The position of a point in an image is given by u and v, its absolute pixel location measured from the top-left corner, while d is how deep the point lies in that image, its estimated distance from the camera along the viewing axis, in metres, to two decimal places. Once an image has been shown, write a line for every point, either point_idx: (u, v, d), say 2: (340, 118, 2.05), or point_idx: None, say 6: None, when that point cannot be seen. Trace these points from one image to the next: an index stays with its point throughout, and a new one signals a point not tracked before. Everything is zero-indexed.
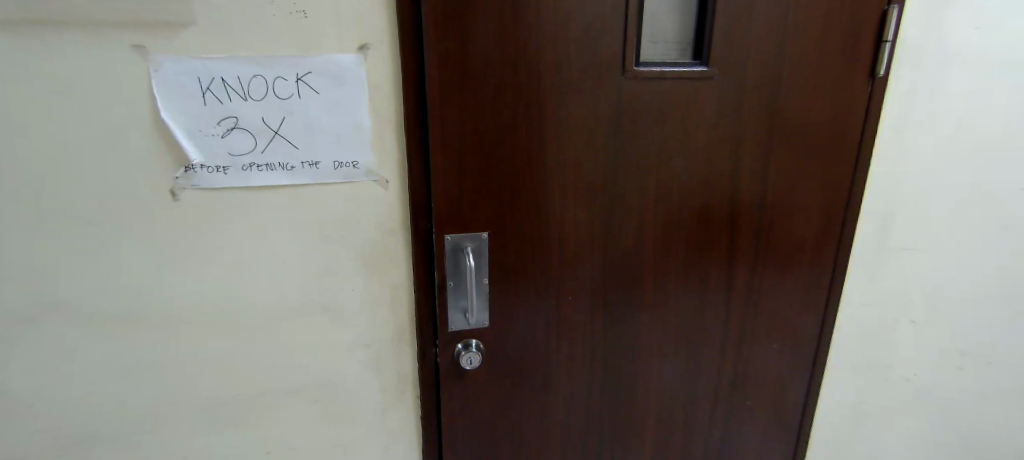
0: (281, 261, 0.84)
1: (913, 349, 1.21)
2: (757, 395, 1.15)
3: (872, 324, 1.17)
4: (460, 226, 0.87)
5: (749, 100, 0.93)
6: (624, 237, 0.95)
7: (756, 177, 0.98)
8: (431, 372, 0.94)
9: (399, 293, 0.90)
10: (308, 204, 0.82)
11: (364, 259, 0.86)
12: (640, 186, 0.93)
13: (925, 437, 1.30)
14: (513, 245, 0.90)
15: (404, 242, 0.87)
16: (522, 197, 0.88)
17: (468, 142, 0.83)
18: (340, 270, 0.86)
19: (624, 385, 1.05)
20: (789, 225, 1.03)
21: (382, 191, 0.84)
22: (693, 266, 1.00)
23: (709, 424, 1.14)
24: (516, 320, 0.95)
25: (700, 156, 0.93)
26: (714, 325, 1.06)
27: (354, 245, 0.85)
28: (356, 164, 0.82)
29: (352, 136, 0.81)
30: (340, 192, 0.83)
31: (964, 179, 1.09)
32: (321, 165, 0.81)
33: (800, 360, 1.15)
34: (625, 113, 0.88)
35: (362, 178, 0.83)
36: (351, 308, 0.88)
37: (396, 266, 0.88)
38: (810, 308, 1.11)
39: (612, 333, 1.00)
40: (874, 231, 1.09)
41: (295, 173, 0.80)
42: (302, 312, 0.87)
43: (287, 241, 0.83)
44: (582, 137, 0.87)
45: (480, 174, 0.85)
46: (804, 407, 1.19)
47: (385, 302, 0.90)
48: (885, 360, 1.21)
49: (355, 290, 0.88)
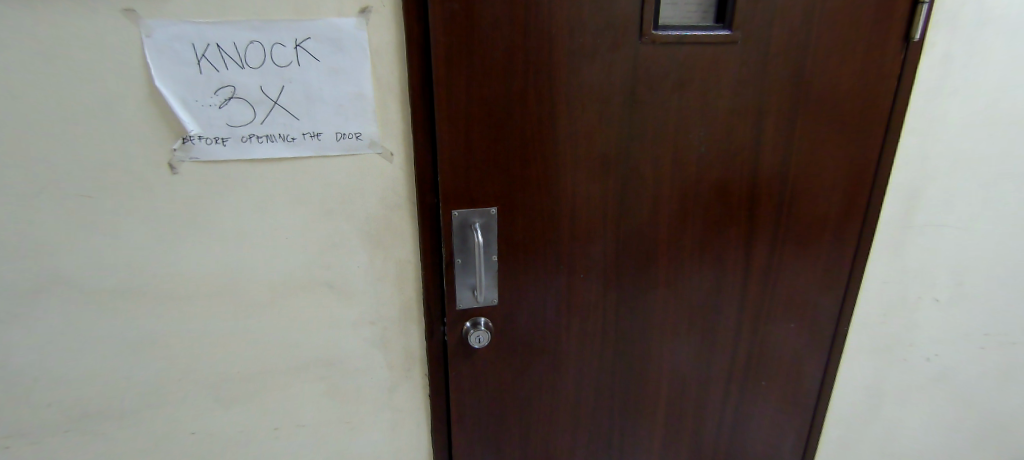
0: (283, 236, 0.81)
1: (934, 329, 1.17)
2: (772, 376, 1.12)
3: (894, 303, 1.13)
4: (467, 200, 0.84)
5: (774, 67, 0.87)
6: (637, 212, 0.91)
7: (778, 150, 0.93)
8: (439, 349, 0.93)
9: (405, 270, 0.87)
10: (310, 178, 0.79)
11: (370, 235, 0.84)
12: (657, 160, 0.88)
13: (943, 419, 1.27)
14: (523, 220, 0.87)
15: (411, 216, 0.84)
16: (533, 170, 0.84)
17: (475, 110, 0.79)
18: (344, 246, 0.84)
19: (636, 365, 1.02)
20: (811, 201, 0.99)
21: (386, 164, 0.81)
22: (710, 243, 0.97)
23: (722, 405, 1.12)
24: (525, 297, 0.92)
25: (719, 127, 0.89)
26: (730, 303, 1.02)
27: (358, 220, 0.83)
28: (360, 134, 0.79)
29: (354, 106, 0.77)
30: (343, 164, 0.80)
31: (999, 151, 1.04)
32: (323, 136, 0.78)
33: (817, 340, 1.11)
34: (641, 81, 0.83)
35: (365, 150, 0.79)
36: (356, 284, 0.86)
37: (403, 242, 0.86)
38: (830, 287, 1.07)
39: (624, 312, 0.97)
40: (901, 207, 1.04)
41: (295, 145, 0.77)
42: (307, 290, 0.85)
43: (290, 216, 0.80)
44: (596, 106, 0.83)
45: (488, 147, 0.81)
46: (820, 387, 1.16)
47: (391, 279, 0.87)
48: (906, 340, 1.18)
49: (360, 266, 0.85)
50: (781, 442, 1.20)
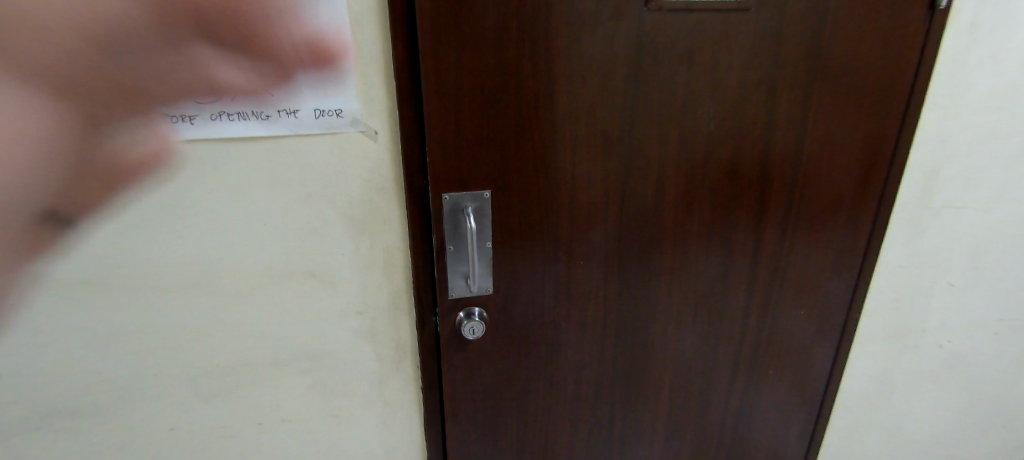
0: (261, 222, 0.76)
1: (948, 315, 1.13)
2: (779, 365, 1.08)
3: (907, 289, 1.09)
4: (458, 183, 0.78)
5: (790, 36, 0.81)
6: (642, 195, 0.85)
7: (792, 127, 0.87)
8: (431, 342, 0.87)
9: (393, 258, 0.82)
10: (288, 159, 0.73)
11: (355, 221, 0.78)
12: (663, 138, 0.82)
13: (953, 407, 1.23)
14: (519, 204, 0.81)
15: (399, 201, 0.79)
16: (529, 149, 0.78)
17: (466, 84, 0.73)
18: (327, 233, 0.78)
19: (638, 355, 0.98)
20: (825, 183, 0.93)
21: (371, 144, 0.75)
22: (717, 227, 0.91)
23: (727, 395, 1.07)
24: (523, 285, 0.87)
25: (730, 102, 0.82)
26: (738, 290, 0.97)
27: (342, 205, 0.77)
28: (341, 111, 0.72)
29: (334, 80, 0.71)
30: (324, 144, 0.73)
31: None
32: (301, 114, 0.71)
33: (826, 327, 1.07)
34: (646, 52, 0.77)
35: (347, 128, 0.73)
36: (341, 273, 0.81)
37: (391, 228, 0.80)
38: (842, 272, 1.02)
39: (626, 300, 0.92)
40: (919, 189, 0.99)
41: (270, 123, 0.71)
42: (289, 279, 0.79)
43: (267, 200, 0.75)
44: (598, 81, 0.77)
45: (481, 125, 0.75)
46: (828, 375, 1.12)
47: (378, 268, 0.82)
48: (918, 326, 1.13)
49: (344, 254, 0.80)
50: (787, 433, 1.16)
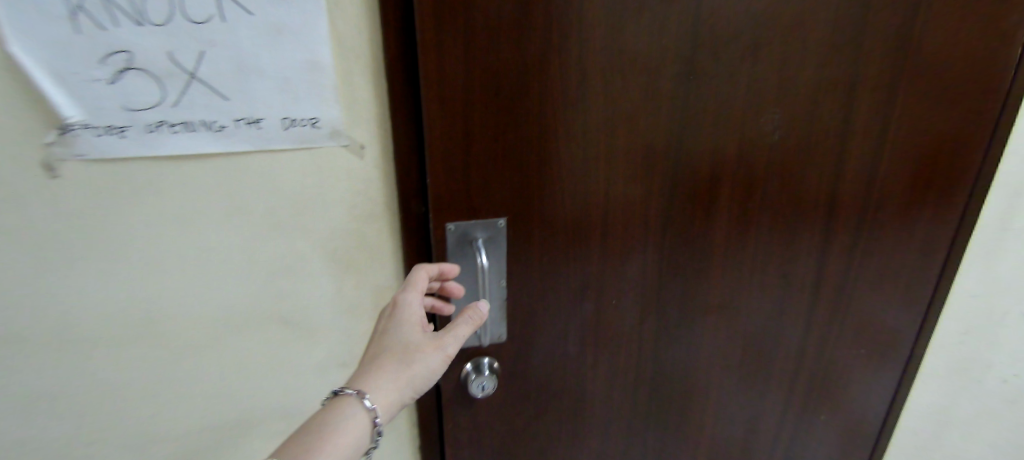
0: (217, 258, 0.60)
1: (1022, 348, 0.98)
2: (833, 409, 0.93)
3: (980, 320, 0.94)
4: (466, 210, 0.62)
5: (879, 27, 0.65)
6: (688, 219, 0.70)
7: (871, 138, 0.71)
8: (432, 396, 0.73)
9: (384, 298, 0.66)
10: (249, 180, 0.58)
11: (336, 255, 0.63)
12: (717, 152, 0.67)
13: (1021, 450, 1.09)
14: (540, 234, 0.66)
15: (391, 229, 0.63)
16: (555, 168, 0.62)
17: (477, 85, 0.56)
18: (302, 270, 0.63)
19: (676, 404, 0.83)
20: (904, 205, 0.78)
21: (356, 160, 0.59)
22: (775, 256, 0.76)
23: (773, 444, 0.93)
24: (542, 329, 0.71)
25: (801, 109, 0.67)
26: (793, 328, 0.83)
27: (320, 236, 0.61)
28: (316, 121, 0.56)
29: (307, 81, 0.55)
30: (296, 162, 0.58)
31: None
32: (265, 124, 0.56)
33: (887, 366, 0.93)
34: (703, 45, 0.61)
35: (324, 142, 0.58)
36: (320, 318, 0.66)
37: (382, 263, 0.65)
38: (911, 304, 0.87)
39: (665, 344, 0.77)
40: (1003, 208, 0.84)
41: (226, 136, 0.55)
42: (254, 327, 0.64)
43: (224, 232, 0.59)
44: (643, 82, 0.61)
45: (495, 138, 0.59)
46: (884, 417, 0.98)
47: (365, 310, 0.67)
48: (988, 361, 0.99)
49: (324, 295, 0.65)
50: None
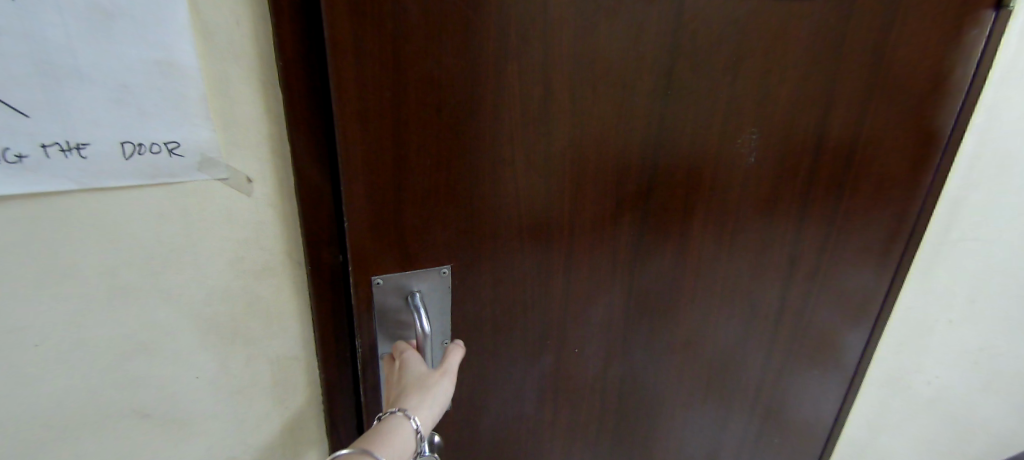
0: (24, 352, 0.40)
1: (950, 355, 0.97)
2: (788, 433, 0.89)
3: (912, 332, 0.92)
4: (398, 260, 0.47)
5: (852, 38, 0.59)
6: (657, 252, 0.60)
7: (839, 155, 0.66)
8: None
9: (290, 372, 0.50)
10: (72, 232, 0.39)
11: (217, 324, 0.46)
12: (691, 175, 0.58)
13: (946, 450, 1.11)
14: (494, 285, 0.52)
15: (295, 285, 0.47)
16: (511, 202, 0.49)
17: (413, 101, 0.43)
18: (169, 352, 0.44)
19: (639, 446, 0.75)
20: (863, 223, 0.74)
21: (240, 198, 0.43)
22: (741, 284, 0.69)
23: None
24: (495, 392, 0.58)
25: (776, 125, 0.60)
26: (755, 356, 0.77)
27: (193, 302, 0.44)
28: (177, 146, 0.39)
29: (159, 89, 0.37)
30: (148, 204, 0.40)
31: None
32: (96, 151, 0.37)
33: (830, 386, 0.88)
34: (680, 54, 0.51)
35: (189, 175, 0.40)
36: (195, 414, 0.47)
37: (284, 329, 0.48)
38: (855, 323, 0.83)
39: (629, 387, 0.68)
40: (948, 224, 0.82)
41: (26, 172, 0.36)
42: (93, 442, 0.44)
43: (31, 311, 0.39)
44: (613, 97, 0.50)
45: (437, 168, 0.45)
46: (826, 437, 0.94)
47: (264, 391, 0.50)
48: (927, 373, 0.98)
49: (201, 382, 0.47)
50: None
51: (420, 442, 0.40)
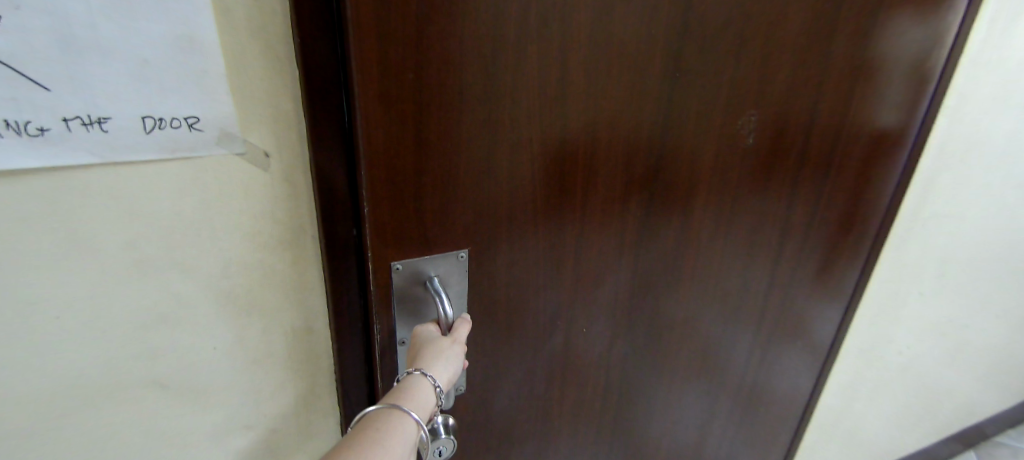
0: (38, 330, 0.39)
1: (919, 328, 1.04)
2: (770, 408, 0.93)
3: (885, 306, 0.97)
4: (416, 245, 0.47)
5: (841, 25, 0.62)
6: (661, 234, 0.62)
7: (824, 139, 0.69)
8: None
9: (307, 348, 0.51)
10: (90, 208, 0.37)
11: (236, 302, 0.45)
12: (695, 159, 0.60)
13: (915, 418, 1.19)
14: (508, 269, 0.53)
15: (312, 262, 0.48)
16: (528, 185, 0.50)
17: (434, 82, 0.42)
18: (188, 329, 0.44)
19: (637, 423, 0.77)
20: (846, 205, 0.78)
21: (259, 174, 0.42)
22: (736, 263, 0.72)
23: (720, 446, 0.92)
24: (507, 374, 0.59)
25: (775, 107, 0.62)
26: (744, 333, 0.80)
27: (212, 279, 0.43)
28: (198, 121, 0.39)
29: (180, 62, 0.37)
30: (166, 179, 0.39)
31: (1020, 129, 0.90)
32: (116, 125, 0.36)
33: (815, 360, 0.93)
34: (691, 34, 0.52)
35: (209, 150, 0.40)
36: (212, 391, 0.47)
37: (302, 306, 0.48)
38: (835, 300, 0.88)
39: (631, 366, 0.70)
40: (920, 198, 0.87)
41: (46, 146, 0.35)
42: (111, 419, 0.43)
43: (47, 289, 0.38)
44: (627, 77, 0.51)
45: (456, 150, 0.45)
46: (803, 411, 0.99)
47: (281, 368, 0.50)
48: (896, 345, 1.04)
49: (219, 360, 0.46)
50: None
51: (440, 396, 0.43)
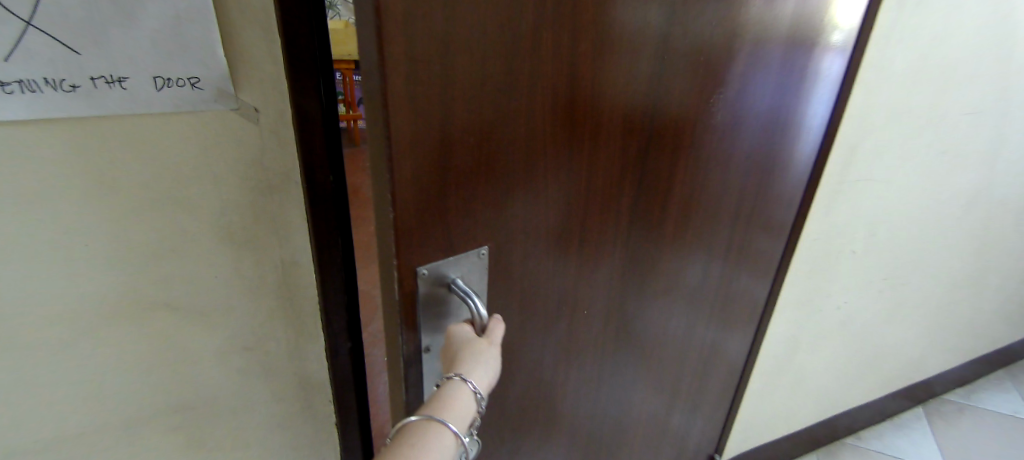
0: (82, 242, 0.51)
1: (848, 280, 1.15)
2: (716, 376, 0.99)
3: (819, 261, 1.07)
4: (439, 245, 0.45)
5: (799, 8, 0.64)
6: (651, 215, 0.64)
7: (782, 118, 0.72)
8: (350, 372, 0.68)
9: (292, 273, 0.61)
10: (116, 148, 0.49)
11: (230, 228, 0.56)
12: (679, 140, 0.61)
13: (852, 366, 1.30)
14: (524, 260, 0.52)
15: (292, 199, 0.58)
16: (543, 175, 0.50)
17: (461, 72, 0.40)
18: (189, 247, 0.55)
19: (625, 398, 0.80)
20: (787, 181, 0.83)
21: (248, 124, 0.53)
22: (708, 240, 0.75)
23: (688, 409, 0.97)
24: (520, 363, 0.59)
25: (744, 89, 0.64)
26: (707, 308, 0.84)
27: (207, 208, 0.54)
28: (197, 81, 0.50)
29: (181, 34, 0.47)
30: (172, 125, 0.50)
31: (937, 98, 0.99)
32: (134, 84, 0.48)
33: (744, 329, 0.99)
34: (681, 21, 0.53)
35: (207, 105, 0.51)
36: (212, 301, 0.59)
37: (285, 235, 0.59)
38: (765, 271, 0.94)
39: (622, 344, 0.72)
40: (842, 164, 0.96)
41: (83, 98, 0.46)
42: (137, 316, 0.56)
43: (88, 211, 0.50)
44: (626, 66, 0.51)
45: (479, 144, 0.44)
46: (741, 371, 1.06)
47: (269, 287, 0.61)
48: (829, 296, 1.15)
49: (219, 276, 0.58)
50: (716, 425, 1.10)
51: (479, 403, 0.43)
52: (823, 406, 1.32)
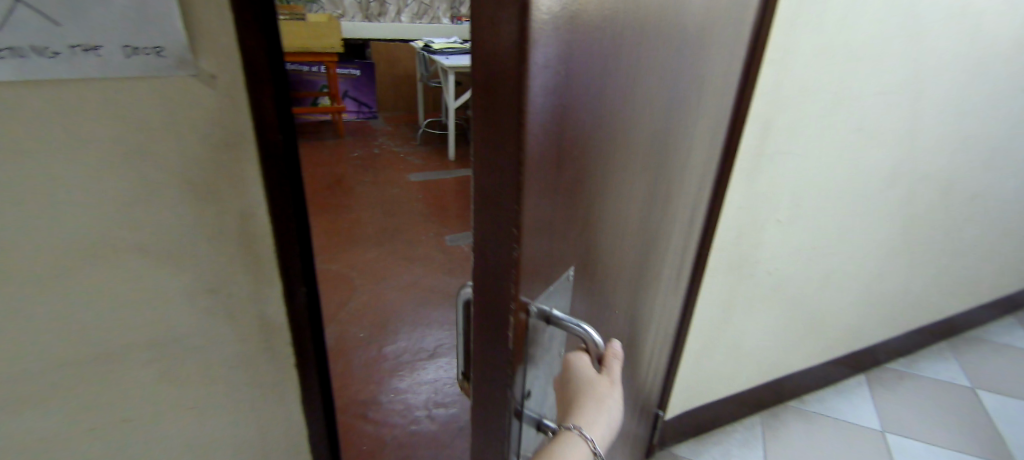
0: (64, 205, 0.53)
1: (795, 262, 1.21)
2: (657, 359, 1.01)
3: (765, 240, 1.13)
4: (542, 274, 0.44)
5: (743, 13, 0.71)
6: (658, 215, 0.68)
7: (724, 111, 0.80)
8: (306, 315, 0.75)
9: (251, 227, 0.67)
10: (90, 111, 0.52)
11: (194, 186, 0.61)
12: (678, 146, 0.66)
13: (798, 341, 1.37)
14: (584, 276, 0.53)
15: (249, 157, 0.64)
16: (606, 193, 0.51)
17: (577, 100, 0.39)
18: (158, 207, 0.59)
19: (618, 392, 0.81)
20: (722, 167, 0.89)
21: (206, 89, 0.58)
22: (679, 231, 0.80)
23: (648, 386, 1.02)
24: None
25: (712, 91, 0.71)
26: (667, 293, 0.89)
27: (174, 169, 0.59)
28: (161, 50, 0.54)
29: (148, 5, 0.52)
30: (140, 90, 0.55)
31: (869, 87, 1.05)
32: (106, 51, 0.51)
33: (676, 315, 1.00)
34: (696, 36, 0.57)
35: (170, 71, 0.56)
36: (180, 256, 0.62)
37: (243, 191, 0.65)
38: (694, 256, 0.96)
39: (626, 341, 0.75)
40: (756, 138, 0.98)
41: (63, 64, 0.49)
42: (112, 275, 0.58)
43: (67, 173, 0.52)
44: (667, 80, 0.54)
45: (577, 171, 0.44)
46: (672, 349, 1.10)
47: (230, 242, 0.66)
48: (778, 276, 1.21)
49: (185, 232, 0.62)
50: (654, 399, 1.13)
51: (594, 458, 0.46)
52: (767, 371, 1.38)
